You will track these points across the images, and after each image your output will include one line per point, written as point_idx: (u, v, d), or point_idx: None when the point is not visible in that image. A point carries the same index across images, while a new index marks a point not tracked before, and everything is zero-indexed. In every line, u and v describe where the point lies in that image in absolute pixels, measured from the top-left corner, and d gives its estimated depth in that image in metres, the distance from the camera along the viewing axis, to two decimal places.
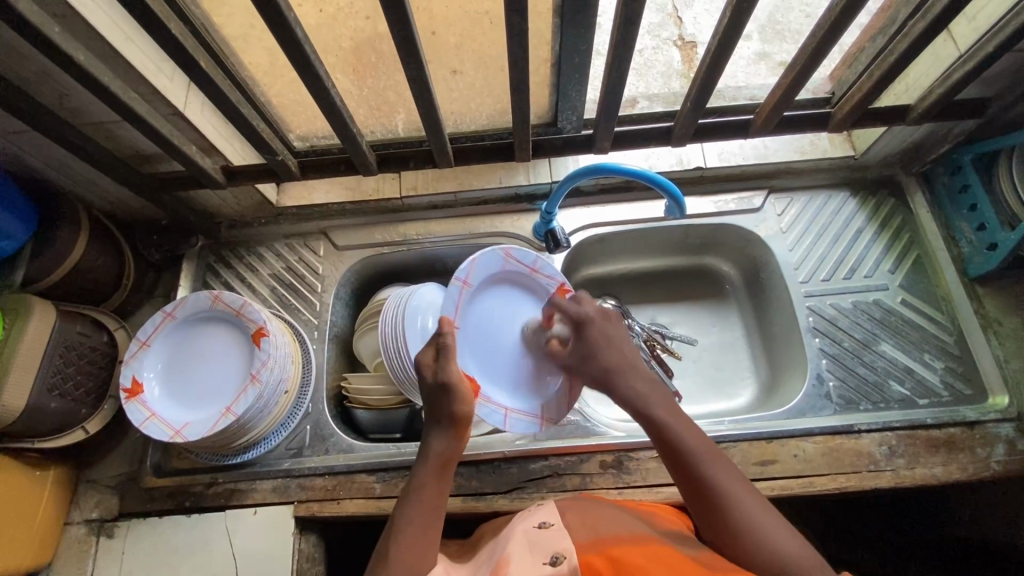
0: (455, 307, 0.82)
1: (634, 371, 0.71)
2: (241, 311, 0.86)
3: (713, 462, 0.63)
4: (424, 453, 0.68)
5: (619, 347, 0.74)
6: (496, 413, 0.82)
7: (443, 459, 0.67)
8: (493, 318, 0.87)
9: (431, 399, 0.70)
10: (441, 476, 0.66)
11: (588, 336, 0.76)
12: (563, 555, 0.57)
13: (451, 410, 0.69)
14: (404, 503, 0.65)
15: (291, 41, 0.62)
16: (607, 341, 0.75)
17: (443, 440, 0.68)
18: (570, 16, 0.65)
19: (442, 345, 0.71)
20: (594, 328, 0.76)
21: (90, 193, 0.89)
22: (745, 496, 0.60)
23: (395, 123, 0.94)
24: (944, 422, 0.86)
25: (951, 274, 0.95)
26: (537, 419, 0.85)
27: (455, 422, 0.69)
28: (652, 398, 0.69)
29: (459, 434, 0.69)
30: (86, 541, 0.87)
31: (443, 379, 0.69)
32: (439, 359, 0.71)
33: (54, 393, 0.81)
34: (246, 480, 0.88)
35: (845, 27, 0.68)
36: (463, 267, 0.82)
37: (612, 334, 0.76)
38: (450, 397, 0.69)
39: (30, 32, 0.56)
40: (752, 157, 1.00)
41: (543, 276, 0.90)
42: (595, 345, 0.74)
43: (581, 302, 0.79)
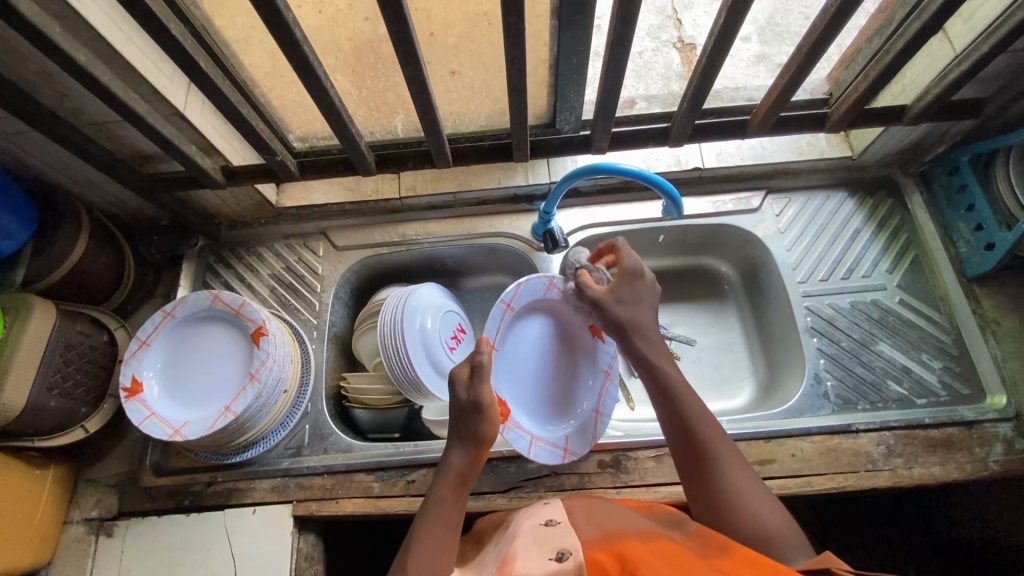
0: (498, 328, 0.87)
1: (650, 332, 0.74)
2: (241, 310, 0.86)
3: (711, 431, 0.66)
4: (442, 469, 0.68)
5: (647, 310, 0.76)
6: (523, 438, 0.84)
7: (460, 476, 0.67)
8: (531, 350, 0.91)
9: (457, 414, 0.69)
10: (460, 493, 0.67)
11: (627, 287, 0.76)
12: (569, 552, 0.56)
13: (475, 430, 0.68)
14: (422, 517, 0.65)
15: (290, 42, 0.63)
16: (641, 299, 0.76)
17: (463, 456, 0.68)
18: (566, 17, 0.65)
19: (478, 365, 0.68)
20: (640, 282, 0.77)
21: (92, 193, 0.90)
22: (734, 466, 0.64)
23: (395, 124, 0.94)
24: (942, 422, 0.86)
25: (949, 274, 0.95)
26: (560, 450, 0.85)
27: (478, 442, 0.68)
28: (662, 357, 0.72)
29: (480, 453, 0.69)
30: (86, 540, 0.87)
31: (475, 399, 0.68)
32: (474, 380, 0.69)
33: (53, 392, 0.81)
34: (245, 479, 0.88)
35: (841, 27, 0.68)
36: (508, 290, 0.87)
37: (647, 295, 0.77)
38: (479, 418, 0.68)
39: (32, 32, 0.56)
40: (750, 158, 1.00)
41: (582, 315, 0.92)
42: (632, 296, 0.76)
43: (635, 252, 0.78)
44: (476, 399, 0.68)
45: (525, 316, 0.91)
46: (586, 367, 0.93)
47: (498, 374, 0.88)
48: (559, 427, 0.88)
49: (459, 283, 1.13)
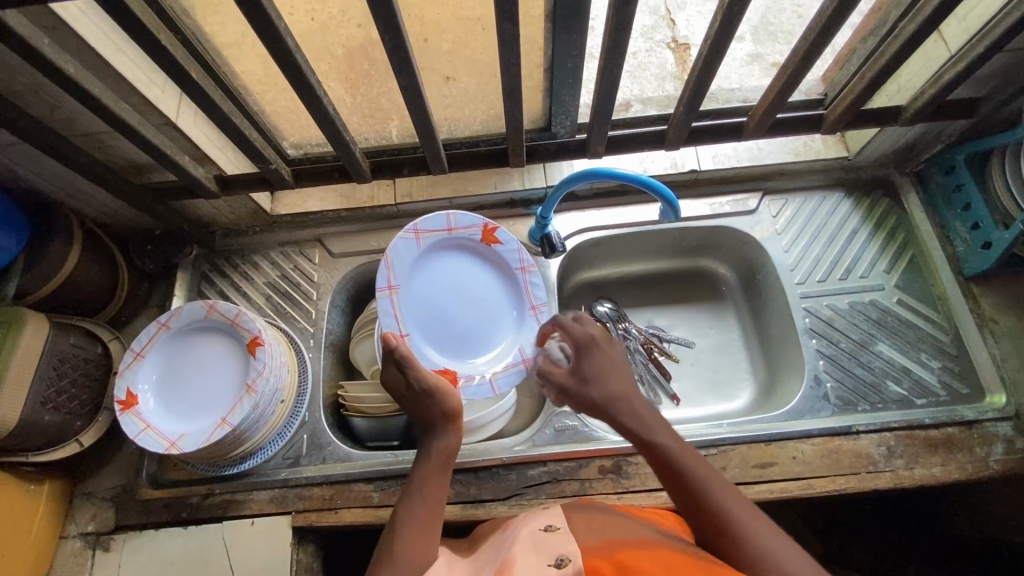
0: (394, 314, 0.84)
1: (631, 397, 0.67)
2: (236, 320, 0.85)
3: (718, 487, 0.60)
4: (425, 450, 0.68)
5: (616, 374, 0.70)
6: (480, 386, 0.86)
7: (441, 457, 0.67)
8: (441, 295, 0.89)
9: (416, 402, 0.70)
10: (441, 473, 0.66)
11: (587, 359, 0.71)
12: (568, 558, 0.55)
13: (443, 406, 0.69)
14: (405, 504, 0.63)
15: (283, 51, 0.62)
16: (605, 369, 0.70)
17: (441, 436, 0.69)
18: (561, 22, 0.65)
19: (402, 356, 0.69)
20: (598, 351, 0.72)
21: (85, 205, 0.89)
22: (750, 516, 0.58)
23: (389, 130, 0.93)
24: (942, 422, 0.86)
25: (946, 273, 0.95)
26: (519, 361, 0.88)
27: (449, 417, 0.69)
28: (653, 423, 0.65)
29: (457, 427, 0.70)
30: (83, 554, 0.86)
31: (423, 383, 0.69)
32: (406, 369, 0.69)
33: (47, 406, 0.80)
34: (243, 490, 0.87)
35: (836, 30, 0.68)
36: (380, 275, 0.84)
37: (614, 360, 0.71)
38: (438, 396, 0.69)
39: (19, 44, 0.55)
40: (746, 159, 1.00)
41: (463, 228, 0.89)
42: (594, 370, 0.70)
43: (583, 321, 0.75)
44: (424, 381, 0.69)
45: (413, 277, 0.87)
46: (501, 271, 0.92)
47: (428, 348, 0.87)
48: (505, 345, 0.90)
49: None
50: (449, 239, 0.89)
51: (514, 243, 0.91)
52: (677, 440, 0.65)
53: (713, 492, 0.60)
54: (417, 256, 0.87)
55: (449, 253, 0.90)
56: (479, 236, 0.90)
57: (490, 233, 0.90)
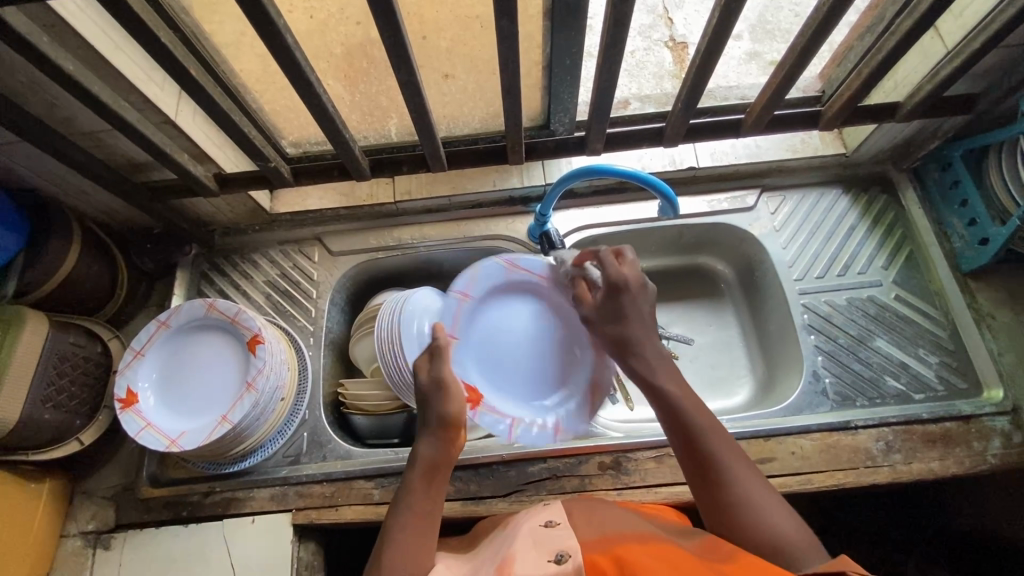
0: (454, 319, 0.85)
1: (648, 346, 0.69)
2: (236, 319, 0.85)
3: (713, 433, 0.62)
4: (412, 459, 0.66)
5: (640, 321, 0.70)
6: (503, 421, 0.82)
7: (428, 465, 0.65)
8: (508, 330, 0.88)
9: (421, 400, 0.69)
10: (430, 480, 0.64)
11: (615, 304, 0.71)
12: (568, 554, 0.55)
13: (441, 412, 0.67)
14: (395, 512, 0.63)
15: (282, 48, 0.62)
16: (630, 313, 0.71)
17: (433, 445, 0.66)
18: (559, 19, 0.65)
19: (435, 348, 0.70)
20: (627, 296, 0.71)
21: (83, 203, 0.89)
22: (745, 472, 0.60)
23: (388, 129, 0.94)
24: (940, 417, 0.86)
25: (944, 269, 0.96)
26: (550, 430, 0.84)
27: (446, 425, 0.67)
28: (663, 372, 0.67)
29: (451, 438, 0.67)
30: (83, 553, 0.86)
31: (435, 380, 0.68)
32: (433, 362, 0.70)
33: (47, 405, 0.81)
34: (244, 489, 0.87)
35: (833, 26, 0.68)
36: (460, 279, 0.85)
37: (640, 307, 0.71)
38: (441, 397, 0.67)
39: (18, 42, 0.55)
40: (744, 156, 1.01)
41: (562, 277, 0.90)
42: (620, 312, 0.71)
43: (623, 260, 0.73)
44: (438, 378, 0.68)
45: (486, 303, 0.88)
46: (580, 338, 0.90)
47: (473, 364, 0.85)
48: (545, 408, 0.86)
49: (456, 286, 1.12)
50: (539, 284, 0.90)
51: None
52: (683, 387, 0.66)
53: (712, 442, 0.61)
54: (501, 283, 0.89)
55: (526, 298, 0.90)
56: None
57: None
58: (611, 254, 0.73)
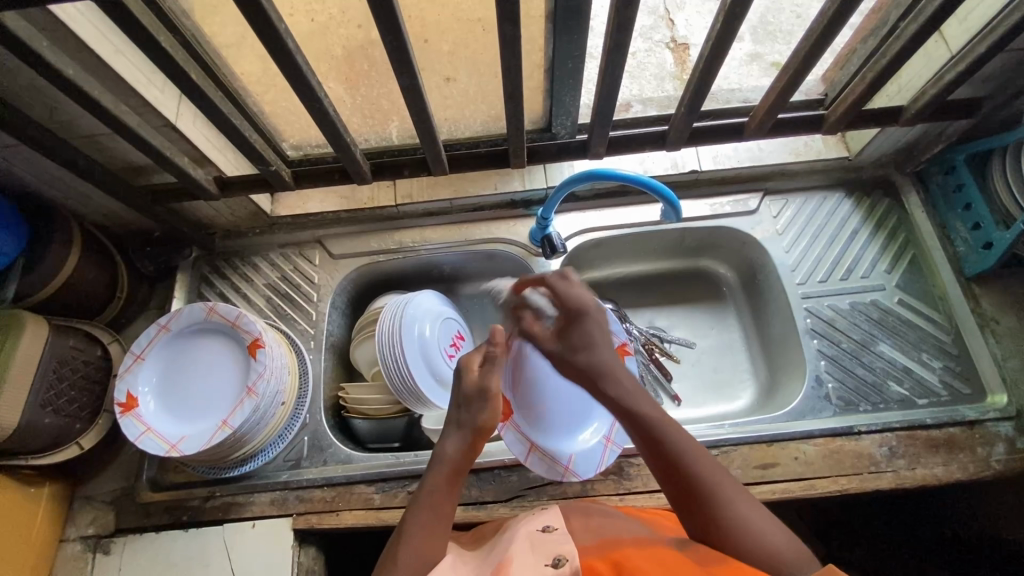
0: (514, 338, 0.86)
1: (618, 371, 0.69)
2: (237, 322, 0.85)
3: (695, 455, 0.61)
4: (436, 458, 0.66)
5: (605, 346, 0.71)
6: (518, 442, 0.85)
7: (454, 468, 0.65)
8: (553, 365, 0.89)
9: (460, 403, 0.69)
10: (450, 483, 0.64)
11: (577, 331, 0.73)
12: (565, 558, 0.54)
13: (477, 420, 0.67)
14: (412, 511, 0.63)
15: (283, 52, 0.62)
16: (594, 339, 0.72)
17: (459, 447, 0.66)
18: (561, 22, 0.65)
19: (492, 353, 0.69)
20: (587, 322, 0.73)
21: (83, 207, 0.89)
22: (729, 489, 0.59)
23: (389, 132, 0.93)
24: (943, 422, 0.86)
25: (948, 273, 0.95)
26: (560, 467, 0.84)
27: (477, 431, 0.67)
28: (638, 396, 0.67)
29: (476, 444, 0.67)
30: (83, 558, 0.86)
31: (482, 385, 0.68)
32: (487, 365, 0.70)
33: (47, 409, 0.80)
34: (244, 493, 0.87)
35: (837, 30, 0.68)
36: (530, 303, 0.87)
37: (601, 332, 0.72)
38: (484, 404, 0.67)
39: (16, 45, 0.55)
40: (747, 159, 1.00)
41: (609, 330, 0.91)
42: (584, 339, 0.72)
43: (579, 289, 0.74)
44: (485, 384, 0.68)
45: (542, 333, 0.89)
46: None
47: (512, 379, 0.88)
48: (563, 448, 0.86)
49: (457, 290, 1.12)
50: None
51: None
52: (662, 412, 0.66)
53: (695, 464, 0.60)
54: None
55: None
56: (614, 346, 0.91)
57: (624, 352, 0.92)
58: (566, 280, 0.75)
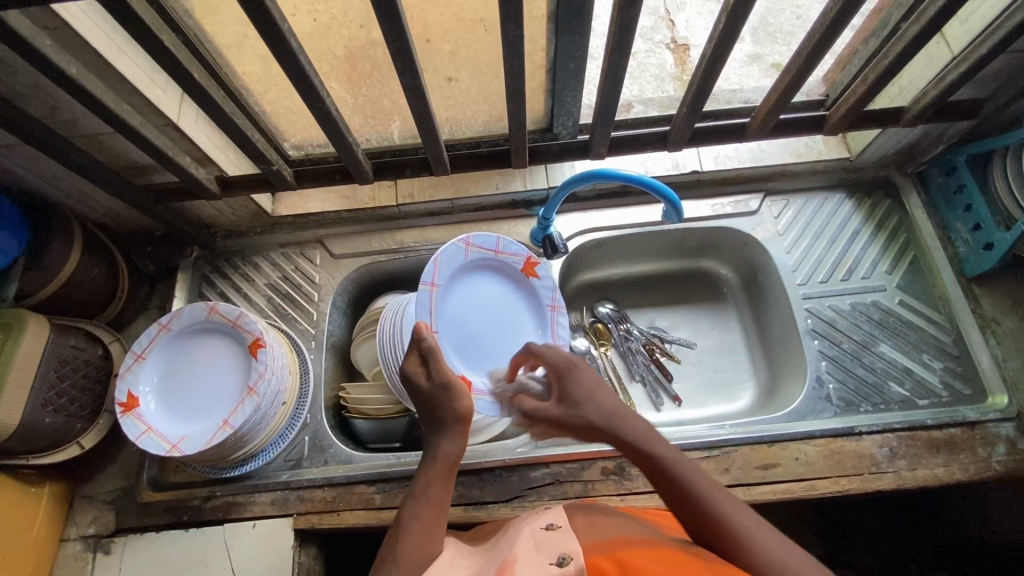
0: (427, 311, 0.82)
1: (627, 416, 0.66)
2: (238, 322, 0.85)
3: (719, 498, 0.58)
4: (428, 452, 0.66)
5: (602, 395, 0.67)
6: (494, 401, 0.84)
7: (447, 461, 0.65)
8: (470, 308, 0.88)
9: (428, 401, 0.69)
10: (447, 477, 0.64)
11: (568, 387, 0.69)
12: (570, 556, 0.54)
13: (454, 408, 0.68)
14: (407, 505, 0.63)
15: (286, 52, 0.62)
16: (586, 392, 0.68)
17: (447, 437, 0.66)
18: (563, 22, 0.65)
19: (426, 348, 0.70)
20: (575, 373, 0.70)
21: (84, 206, 0.89)
22: (762, 533, 0.55)
23: (391, 131, 0.93)
24: (944, 423, 0.86)
25: (948, 274, 0.95)
26: None
27: (459, 420, 0.67)
28: (652, 438, 0.63)
29: (463, 432, 0.67)
30: (84, 557, 0.86)
31: (442, 378, 0.68)
32: (428, 359, 0.70)
33: (48, 408, 0.80)
34: (245, 493, 0.87)
35: (840, 31, 0.68)
36: (426, 271, 0.82)
37: (593, 383, 0.69)
38: (451, 396, 0.67)
39: (19, 45, 0.55)
40: (748, 160, 1.00)
41: (508, 254, 0.91)
42: (574, 394, 0.68)
43: (557, 348, 0.73)
44: (442, 378, 0.68)
45: (452, 286, 0.87)
46: (531, 302, 0.93)
47: (451, 352, 0.85)
48: None
49: None
50: (493, 260, 0.90)
51: (551, 278, 0.92)
52: (677, 453, 0.62)
53: (721, 506, 0.57)
54: (462, 265, 0.88)
55: (488, 272, 0.91)
56: (521, 266, 0.92)
57: (532, 267, 0.92)
58: (544, 345, 0.74)
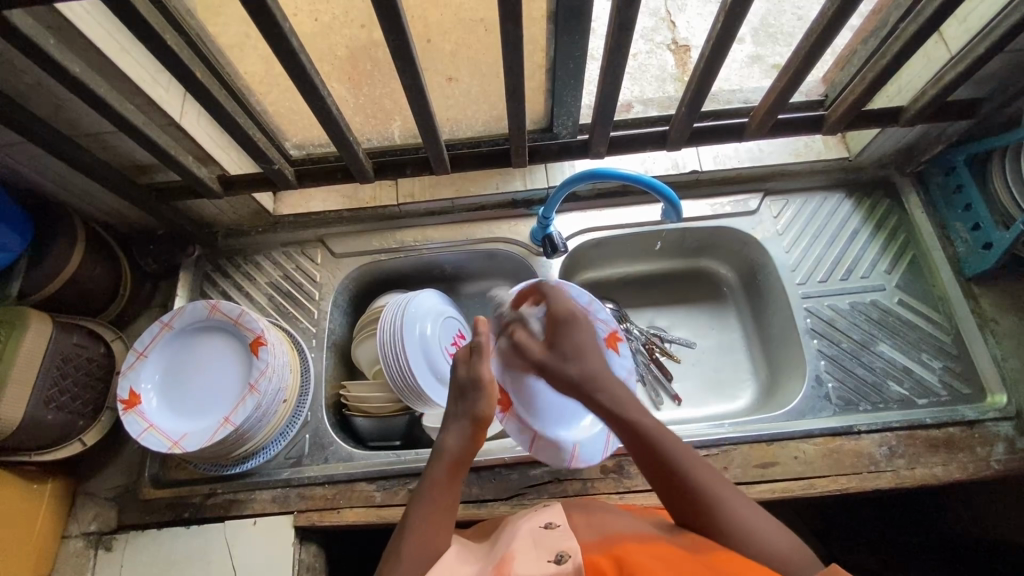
0: (502, 324, 0.89)
1: (608, 380, 0.70)
2: (240, 320, 0.85)
3: (693, 464, 0.62)
4: (437, 450, 0.67)
5: (593, 355, 0.73)
6: (521, 432, 0.86)
7: (455, 459, 0.66)
8: None
9: (455, 394, 0.70)
10: (454, 475, 0.65)
11: (565, 335, 0.75)
12: (568, 554, 0.54)
13: (474, 408, 0.68)
14: (414, 501, 0.63)
15: (287, 51, 0.62)
16: (582, 345, 0.74)
17: (459, 438, 0.67)
18: (562, 22, 0.65)
19: (477, 343, 0.71)
20: (576, 329, 0.76)
21: (88, 205, 0.90)
22: (732, 497, 0.60)
23: (393, 132, 0.93)
24: (943, 422, 0.86)
25: (947, 273, 0.95)
26: (566, 453, 0.85)
27: (476, 421, 0.68)
28: (631, 406, 0.67)
29: (476, 435, 0.68)
30: (85, 554, 0.86)
31: (474, 375, 0.69)
32: (472, 358, 0.71)
33: (51, 405, 0.81)
34: (246, 490, 0.87)
35: (838, 30, 0.68)
36: (515, 290, 0.88)
37: (586, 338, 0.75)
38: (476, 393, 0.68)
39: (24, 44, 0.56)
40: (747, 160, 1.00)
41: (597, 318, 0.90)
42: (574, 348, 0.74)
43: (564, 296, 0.81)
44: (475, 374, 0.69)
45: None
46: None
47: None
48: (567, 432, 0.87)
49: (459, 289, 1.12)
50: None
51: (628, 362, 0.90)
52: (654, 419, 0.66)
53: (693, 472, 0.61)
54: None
55: None
56: (606, 335, 0.91)
57: (615, 339, 0.91)
58: (554, 290, 0.81)
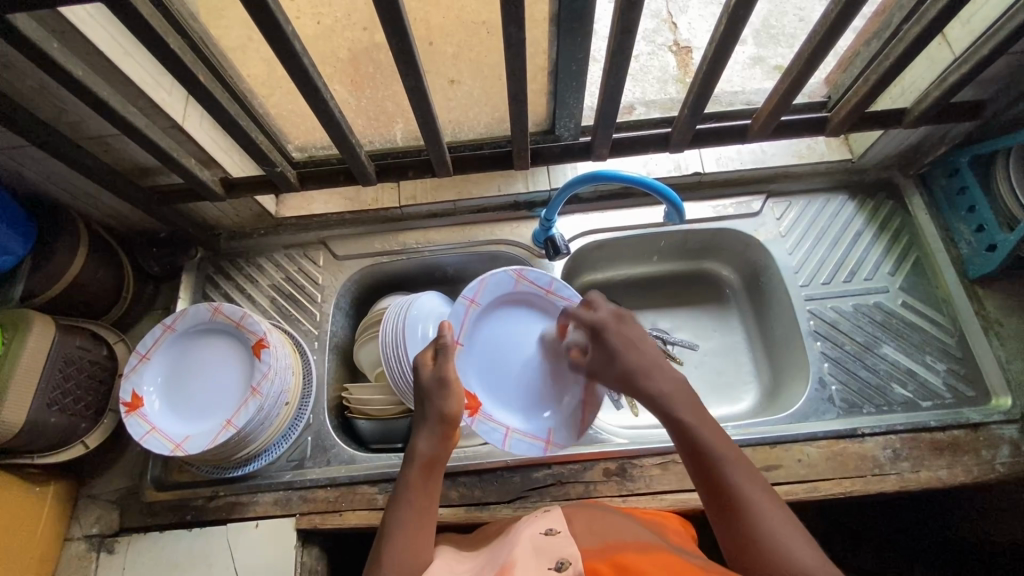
0: (463, 325, 0.86)
1: (655, 370, 0.67)
2: (241, 323, 0.85)
3: (735, 464, 0.58)
4: (408, 455, 0.66)
5: (634, 350, 0.69)
6: (497, 432, 0.83)
7: (428, 460, 0.65)
8: (504, 340, 0.89)
9: (421, 397, 0.69)
10: (427, 477, 0.64)
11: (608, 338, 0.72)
12: (568, 561, 0.53)
13: (440, 408, 0.67)
14: (392, 509, 0.63)
15: (290, 54, 0.62)
16: (624, 345, 0.70)
17: (429, 442, 0.66)
18: (565, 24, 0.65)
19: (441, 346, 0.70)
20: (619, 328, 0.73)
21: (90, 207, 0.90)
22: (766, 503, 0.56)
23: (394, 133, 0.94)
24: (947, 425, 0.86)
25: (951, 275, 0.95)
26: (541, 443, 0.86)
27: (444, 419, 0.67)
28: (681, 398, 0.64)
29: (447, 435, 0.67)
30: (87, 557, 0.86)
31: (441, 376, 0.68)
32: (438, 359, 0.70)
33: (54, 407, 0.81)
34: (247, 493, 0.87)
35: (841, 32, 0.68)
36: (470, 286, 0.86)
37: (637, 334, 0.71)
38: (442, 394, 0.68)
39: (28, 48, 0.56)
40: (749, 162, 1.00)
41: (558, 297, 0.92)
42: (610, 350, 0.71)
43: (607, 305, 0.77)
44: (441, 374, 0.69)
45: (488, 316, 0.89)
46: None
47: (471, 367, 0.87)
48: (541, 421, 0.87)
49: (460, 291, 1.12)
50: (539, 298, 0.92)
51: None
52: (703, 415, 0.63)
53: (731, 474, 0.58)
54: (508, 292, 0.90)
55: (528, 309, 0.92)
56: None
57: None
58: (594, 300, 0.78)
